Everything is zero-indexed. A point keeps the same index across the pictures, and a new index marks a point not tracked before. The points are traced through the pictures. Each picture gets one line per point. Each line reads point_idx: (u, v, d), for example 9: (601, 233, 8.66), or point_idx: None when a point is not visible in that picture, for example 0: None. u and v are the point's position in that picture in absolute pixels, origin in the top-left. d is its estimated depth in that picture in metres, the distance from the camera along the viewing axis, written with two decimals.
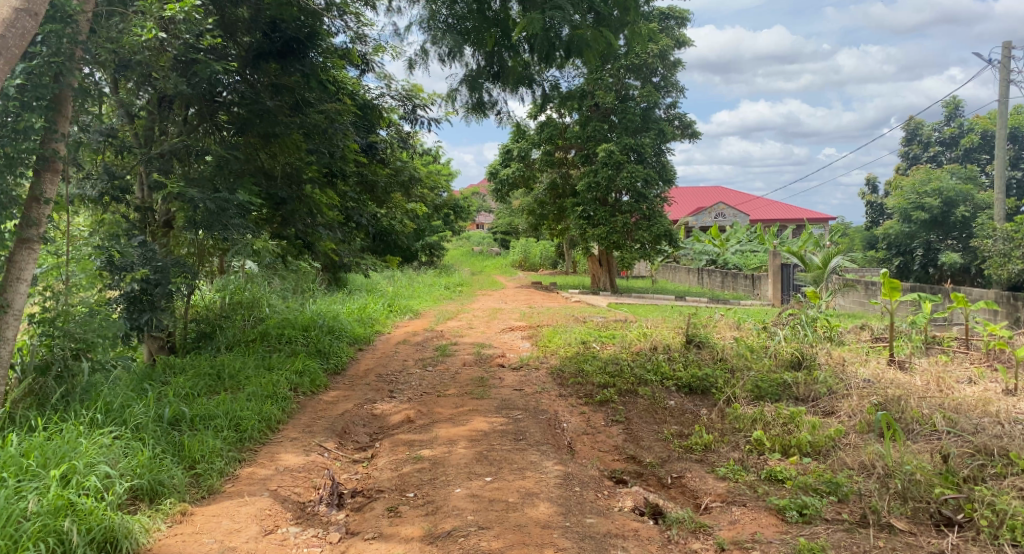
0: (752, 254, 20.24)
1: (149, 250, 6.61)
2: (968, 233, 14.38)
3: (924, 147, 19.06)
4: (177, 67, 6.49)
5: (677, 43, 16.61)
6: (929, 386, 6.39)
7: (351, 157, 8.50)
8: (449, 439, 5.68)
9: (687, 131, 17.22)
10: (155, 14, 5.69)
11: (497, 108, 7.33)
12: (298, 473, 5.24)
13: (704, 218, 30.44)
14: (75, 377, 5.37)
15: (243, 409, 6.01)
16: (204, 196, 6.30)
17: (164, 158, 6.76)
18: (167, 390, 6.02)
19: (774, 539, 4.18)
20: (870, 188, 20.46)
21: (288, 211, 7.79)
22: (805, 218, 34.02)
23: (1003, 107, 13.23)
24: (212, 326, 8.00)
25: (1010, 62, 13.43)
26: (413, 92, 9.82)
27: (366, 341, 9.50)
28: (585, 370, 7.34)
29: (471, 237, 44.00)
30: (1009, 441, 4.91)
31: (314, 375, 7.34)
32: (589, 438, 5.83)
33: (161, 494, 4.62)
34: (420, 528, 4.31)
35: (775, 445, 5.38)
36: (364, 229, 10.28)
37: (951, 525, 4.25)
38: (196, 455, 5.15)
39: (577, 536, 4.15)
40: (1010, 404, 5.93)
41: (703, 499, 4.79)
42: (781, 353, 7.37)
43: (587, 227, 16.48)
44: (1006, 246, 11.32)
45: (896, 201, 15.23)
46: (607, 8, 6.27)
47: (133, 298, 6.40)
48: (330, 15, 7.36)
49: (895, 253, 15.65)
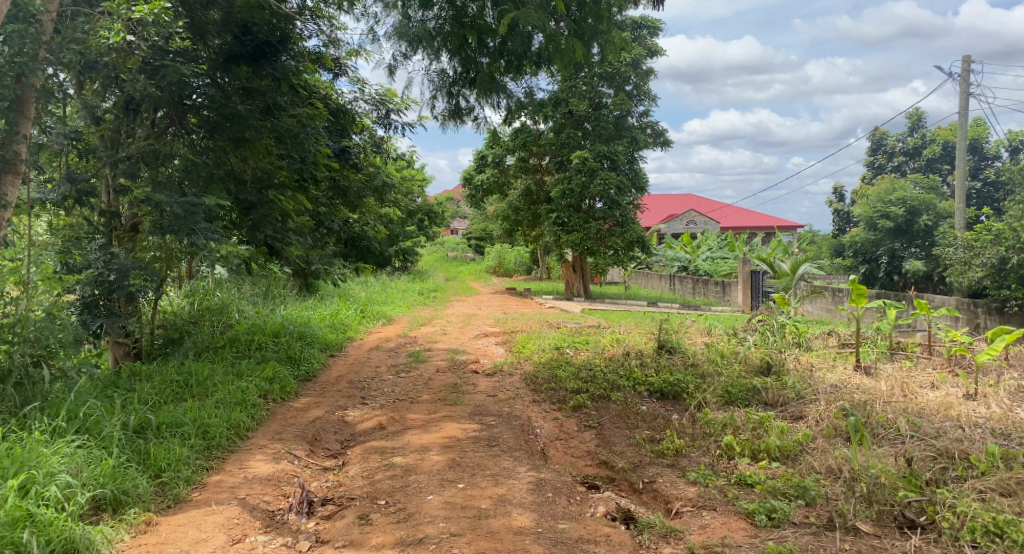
0: (723, 261, 20.51)
1: (110, 255, 6.46)
2: (931, 241, 14.63)
3: (889, 157, 19.53)
4: (144, 70, 6.42)
5: (649, 52, 16.80)
6: (894, 390, 6.49)
7: (323, 162, 8.27)
8: (422, 446, 5.64)
9: (659, 139, 17.44)
10: (123, 16, 5.59)
11: (474, 114, 7.36)
12: (267, 481, 5.15)
13: (675, 225, 30.90)
14: (35, 385, 5.28)
15: (211, 416, 5.93)
16: (171, 200, 6.24)
17: (130, 161, 6.60)
18: (133, 397, 5.92)
19: (743, 543, 4.23)
20: (837, 196, 20.82)
21: (258, 216, 7.54)
22: (773, 224, 34.56)
23: (963, 119, 13.50)
24: (179, 332, 7.80)
25: (969, 75, 13.77)
26: (387, 96, 9.76)
27: (337, 349, 9.38)
28: (557, 377, 7.36)
29: (445, 243, 43.97)
30: (969, 444, 5.05)
31: (284, 382, 7.28)
32: (562, 444, 5.86)
33: (125, 503, 4.54)
34: (392, 536, 4.28)
35: (745, 450, 5.45)
36: (336, 235, 10.21)
37: (914, 528, 4.33)
38: (161, 463, 5.05)
39: (549, 542, 4.16)
40: (973, 409, 6.03)
41: (674, 503, 4.83)
42: (751, 359, 7.42)
43: (560, 234, 16.51)
44: (966, 254, 11.49)
45: (863, 209, 15.49)
46: (581, 15, 6.38)
47: (89, 302, 6.32)
48: (302, 18, 7.33)
49: (861, 260, 15.93)
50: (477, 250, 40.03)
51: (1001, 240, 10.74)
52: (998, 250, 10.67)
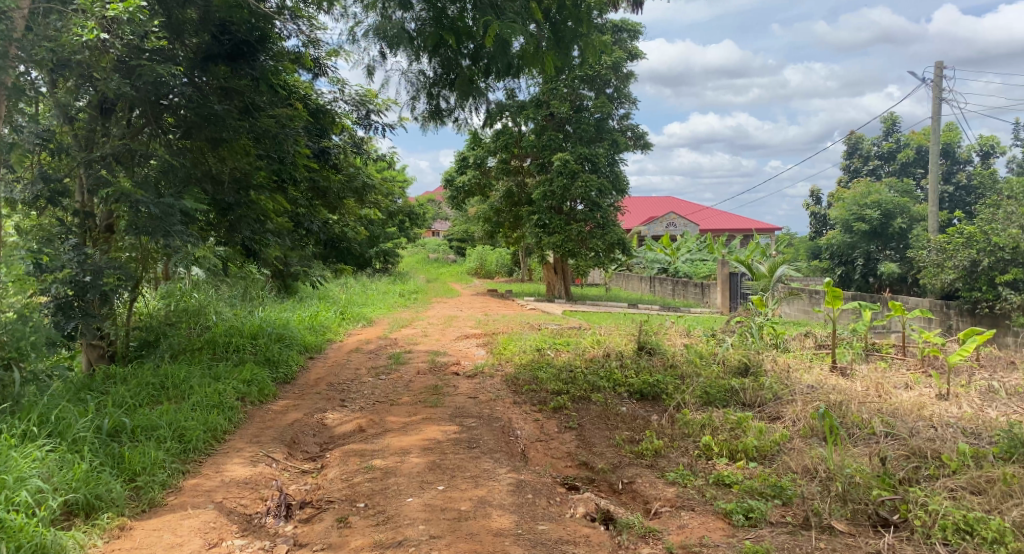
0: (702, 263, 20.67)
1: (84, 255, 6.37)
2: (905, 244, 14.83)
3: (864, 161, 19.78)
4: (119, 69, 6.34)
5: (630, 55, 16.90)
6: (869, 391, 6.58)
7: (302, 163, 8.23)
8: (402, 448, 5.62)
9: (639, 142, 17.57)
10: (97, 14, 5.53)
11: (454, 116, 7.36)
12: (244, 485, 5.11)
13: (655, 227, 31.09)
14: (5, 388, 5.11)
15: (188, 419, 5.86)
16: (148, 200, 6.18)
17: (104, 161, 6.48)
18: (107, 401, 5.84)
19: (720, 543, 4.27)
20: (813, 200, 21.07)
21: (235, 217, 7.51)
22: (751, 227, 34.89)
23: (936, 123, 13.71)
24: (155, 334, 7.70)
25: (942, 81, 14.01)
26: (368, 97, 9.73)
27: (316, 350, 9.33)
28: (538, 378, 7.38)
29: (426, 244, 43.87)
30: (941, 444, 5.14)
31: (262, 385, 7.20)
32: (543, 445, 5.87)
33: (98, 508, 4.48)
34: (370, 539, 4.27)
35: (722, 450, 5.50)
36: (315, 237, 10.15)
37: (887, 526, 4.38)
38: (136, 467, 4.98)
39: (528, 543, 4.17)
40: (945, 409, 6.13)
41: (652, 504, 4.86)
42: (729, 360, 7.49)
43: (542, 236, 16.53)
44: (939, 257, 11.64)
45: (839, 212, 15.69)
46: (561, 18, 6.44)
47: (63, 304, 6.22)
48: (281, 18, 7.29)
49: (837, 262, 16.12)
50: (458, 252, 40.02)
51: (972, 243, 10.91)
52: (970, 253, 10.86)
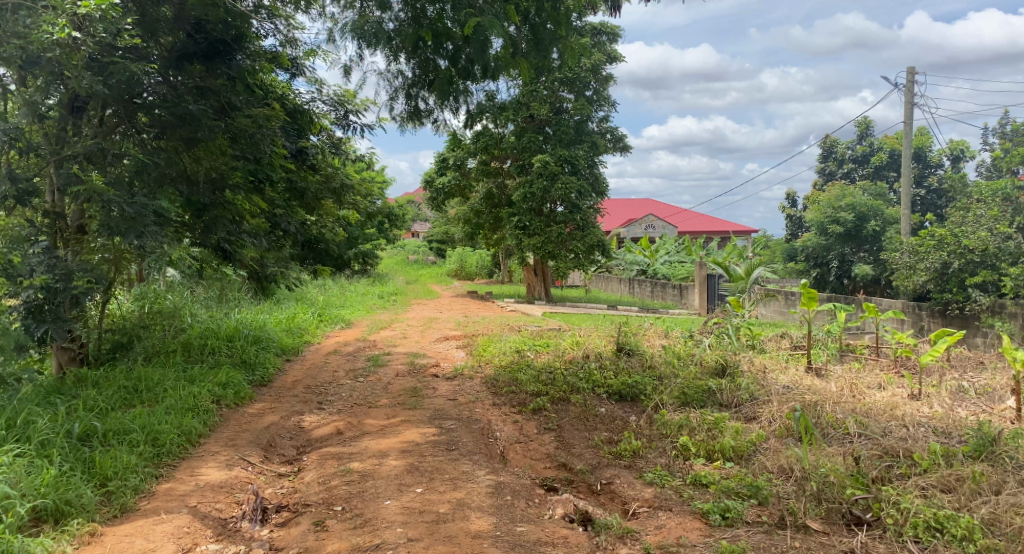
0: (680, 265, 20.80)
1: (54, 258, 6.27)
2: (879, 246, 15.04)
3: (839, 164, 20.02)
4: (91, 66, 6.16)
5: (609, 57, 16.97)
6: (843, 391, 6.67)
7: (279, 163, 8.17)
8: (380, 451, 5.59)
9: (618, 144, 17.65)
10: (67, 11, 5.52)
11: (433, 116, 7.34)
12: (219, 489, 5.05)
13: (635, 229, 31.25)
14: None
15: (161, 422, 5.78)
16: (121, 200, 6.10)
17: (76, 160, 6.40)
18: (78, 405, 5.74)
19: (697, 543, 4.29)
20: (790, 203, 21.30)
21: (210, 219, 7.42)
22: (729, 229, 35.19)
23: (909, 127, 13.93)
24: (128, 337, 7.59)
25: (913, 86, 14.24)
26: (346, 97, 9.67)
27: (294, 352, 9.26)
28: (518, 379, 7.38)
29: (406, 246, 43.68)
30: (913, 443, 5.23)
31: (238, 387, 7.12)
32: (522, 446, 5.86)
33: (67, 514, 4.40)
34: (347, 543, 4.23)
35: (700, 450, 5.54)
36: (293, 237, 10.07)
37: (861, 524, 4.43)
38: (107, 472, 4.90)
39: (507, 545, 4.17)
40: (916, 409, 6.21)
41: (630, 505, 4.90)
42: (707, 361, 7.54)
43: (522, 237, 16.54)
44: (911, 259, 11.77)
45: (814, 215, 15.87)
46: (540, 20, 6.43)
47: (33, 308, 6.09)
48: (256, 16, 7.30)
49: (813, 264, 16.30)
50: (439, 253, 39.89)
51: (944, 246, 11.08)
52: (941, 255, 11.03)
